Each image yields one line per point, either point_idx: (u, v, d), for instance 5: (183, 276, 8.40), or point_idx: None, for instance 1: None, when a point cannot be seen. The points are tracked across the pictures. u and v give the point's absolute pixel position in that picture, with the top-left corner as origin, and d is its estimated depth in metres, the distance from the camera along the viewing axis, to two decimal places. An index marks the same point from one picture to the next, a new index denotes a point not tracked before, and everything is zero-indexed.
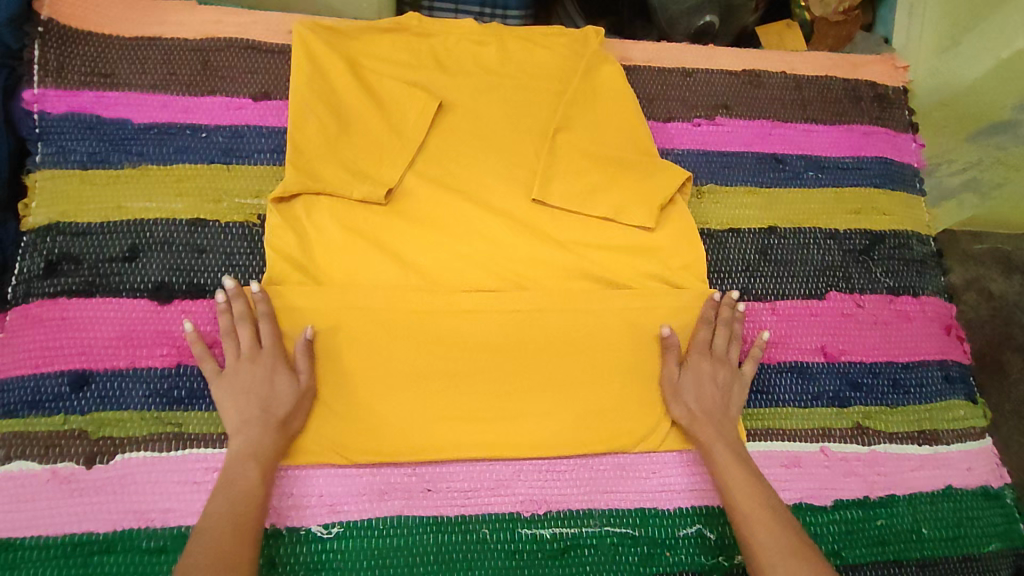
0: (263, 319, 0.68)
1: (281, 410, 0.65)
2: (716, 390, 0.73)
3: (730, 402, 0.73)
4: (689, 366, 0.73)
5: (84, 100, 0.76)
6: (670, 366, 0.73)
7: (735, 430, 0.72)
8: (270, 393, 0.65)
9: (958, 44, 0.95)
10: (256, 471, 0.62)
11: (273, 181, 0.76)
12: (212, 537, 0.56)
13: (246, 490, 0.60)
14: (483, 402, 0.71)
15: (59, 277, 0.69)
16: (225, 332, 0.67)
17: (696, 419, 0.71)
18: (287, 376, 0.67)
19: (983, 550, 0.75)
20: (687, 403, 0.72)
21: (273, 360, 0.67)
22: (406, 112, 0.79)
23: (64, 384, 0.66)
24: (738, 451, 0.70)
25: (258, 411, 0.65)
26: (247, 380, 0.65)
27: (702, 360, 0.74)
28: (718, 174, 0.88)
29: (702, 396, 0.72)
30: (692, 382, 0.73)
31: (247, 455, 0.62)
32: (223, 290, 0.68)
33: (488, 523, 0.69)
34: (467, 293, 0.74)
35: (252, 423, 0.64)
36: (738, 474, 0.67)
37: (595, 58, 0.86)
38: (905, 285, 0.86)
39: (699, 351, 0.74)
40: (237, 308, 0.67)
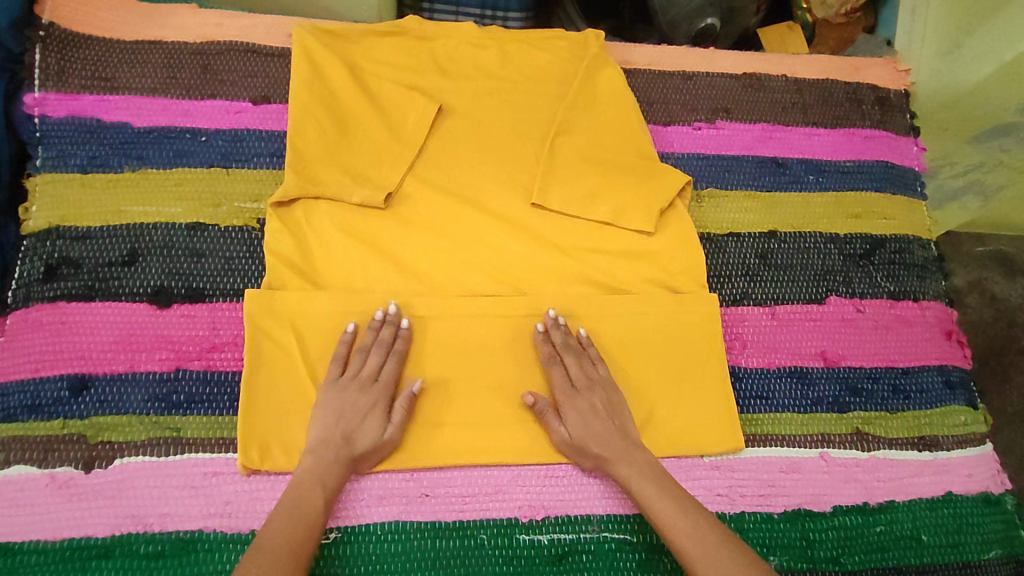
0: (392, 355, 0.69)
1: (356, 450, 0.65)
2: (606, 420, 0.68)
3: (624, 426, 0.69)
4: (568, 418, 0.69)
5: (84, 103, 0.76)
6: (556, 428, 0.69)
7: (643, 449, 0.68)
8: (358, 427, 0.65)
9: (962, 46, 0.95)
10: (321, 498, 0.61)
11: (272, 185, 0.76)
12: (270, 553, 0.55)
13: (306, 512, 0.60)
14: (481, 407, 0.71)
15: (58, 281, 0.69)
16: (362, 348, 0.68)
17: (604, 460, 0.67)
18: (379, 421, 0.66)
19: (983, 556, 0.75)
20: (591, 454, 0.68)
21: (379, 398, 0.67)
22: (406, 116, 0.79)
23: (63, 388, 0.66)
24: (654, 472, 0.66)
25: (341, 440, 0.64)
26: (348, 404, 0.66)
27: (577, 398, 0.69)
28: (718, 178, 0.87)
29: (601, 438, 0.67)
30: (582, 431, 0.68)
31: (315, 477, 0.62)
32: (384, 311, 0.70)
33: (485, 528, 0.69)
34: (465, 298, 0.74)
35: (331, 449, 0.64)
36: (665, 500, 0.63)
37: (595, 62, 0.86)
38: (906, 289, 0.86)
39: (566, 398, 0.69)
40: (384, 334, 0.69)
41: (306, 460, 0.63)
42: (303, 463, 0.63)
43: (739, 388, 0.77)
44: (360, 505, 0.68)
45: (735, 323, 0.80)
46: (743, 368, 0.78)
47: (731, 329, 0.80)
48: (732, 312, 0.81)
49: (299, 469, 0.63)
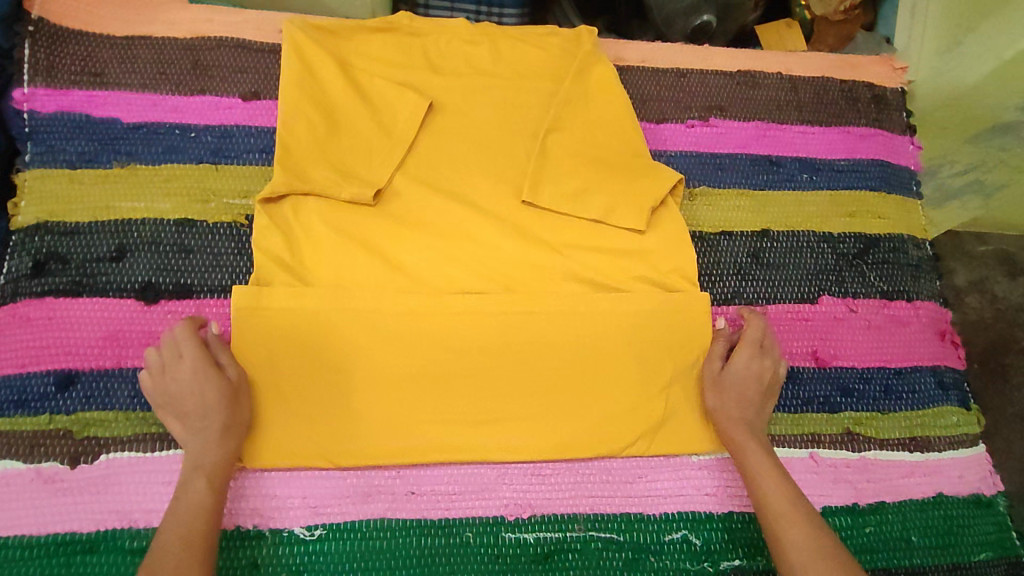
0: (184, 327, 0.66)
1: (218, 413, 0.64)
2: (754, 391, 0.73)
3: (765, 403, 0.74)
4: (736, 360, 0.73)
5: (73, 99, 0.76)
6: (718, 357, 0.74)
7: (764, 431, 0.73)
8: (198, 400, 0.64)
9: (961, 45, 0.93)
10: (206, 482, 0.61)
11: (261, 182, 0.76)
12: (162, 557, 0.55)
13: (193, 505, 0.60)
14: (470, 404, 0.71)
15: (46, 277, 0.69)
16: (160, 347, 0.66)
17: (733, 414, 0.71)
18: (213, 376, 0.65)
19: (973, 558, 0.75)
20: (728, 396, 0.72)
21: (196, 362, 0.65)
22: (396, 112, 0.79)
23: (49, 384, 0.66)
24: (768, 449, 0.70)
25: (197, 418, 0.64)
26: (178, 392, 0.64)
27: (744, 357, 0.74)
28: (711, 176, 0.87)
29: (742, 395, 0.72)
30: (735, 381, 0.73)
31: (196, 466, 0.62)
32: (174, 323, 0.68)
33: (471, 526, 0.69)
34: (455, 295, 0.73)
35: (196, 431, 0.63)
36: (772, 470, 0.67)
37: (588, 58, 0.85)
38: (900, 289, 0.85)
39: (746, 345, 0.74)
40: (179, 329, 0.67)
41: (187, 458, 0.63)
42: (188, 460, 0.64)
43: None
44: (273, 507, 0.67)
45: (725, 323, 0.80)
46: None
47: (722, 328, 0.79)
48: (723, 311, 0.80)
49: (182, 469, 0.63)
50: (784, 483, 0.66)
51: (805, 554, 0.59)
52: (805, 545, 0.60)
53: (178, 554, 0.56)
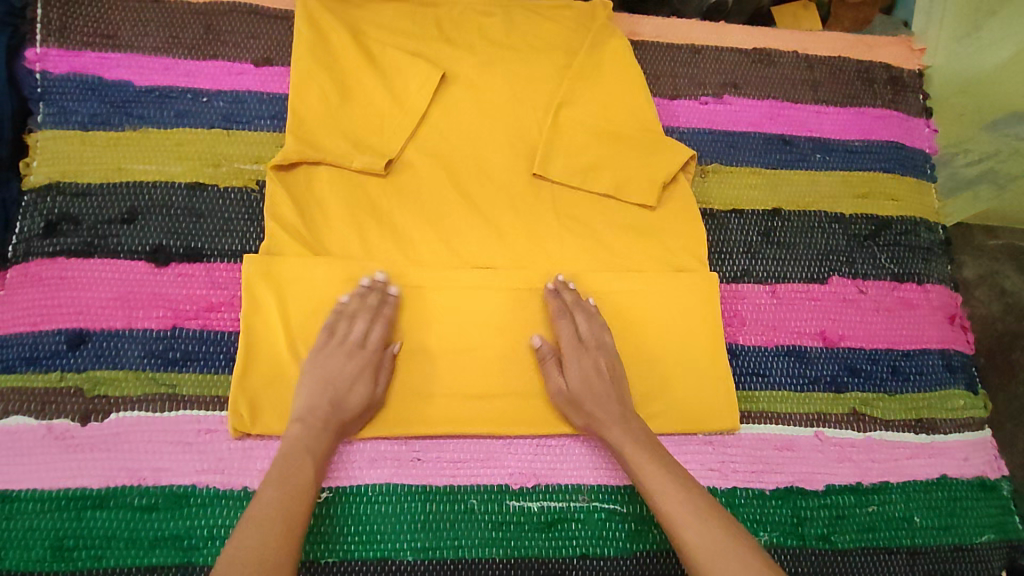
0: (380, 319, 0.68)
1: (346, 414, 0.65)
2: (604, 381, 0.68)
3: (623, 392, 0.69)
4: (568, 366, 0.69)
5: (86, 61, 0.76)
6: (555, 376, 0.69)
7: (638, 418, 0.67)
8: (348, 392, 0.65)
9: (981, 29, 0.93)
10: (312, 468, 0.60)
11: (272, 148, 0.76)
12: (258, 526, 0.54)
13: (296, 482, 0.59)
14: (477, 376, 0.70)
15: (58, 237, 0.69)
16: (338, 316, 0.67)
17: (597, 421, 0.67)
18: (369, 384, 0.66)
19: (975, 540, 0.75)
20: (589, 407, 0.67)
21: (367, 363, 0.67)
22: (408, 81, 0.78)
23: (62, 342, 0.66)
24: (647, 442, 0.65)
25: (328, 405, 0.64)
26: (335, 370, 0.65)
27: (577, 353, 0.69)
28: (724, 154, 0.86)
29: (595, 393, 0.67)
30: (581, 384, 0.68)
31: (304, 447, 0.61)
32: (369, 279, 0.69)
33: (477, 493, 0.69)
34: (463, 267, 0.73)
35: (321, 414, 0.64)
36: (655, 468, 0.62)
37: (602, 32, 0.84)
38: (910, 271, 0.85)
39: (570, 350, 0.69)
40: (372, 300, 0.68)
41: (293, 429, 0.62)
42: (290, 432, 0.63)
43: (736, 364, 0.77)
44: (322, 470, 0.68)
45: (734, 300, 0.79)
46: (741, 345, 0.78)
47: (730, 305, 0.79)
48: (731, 289, 0.80)
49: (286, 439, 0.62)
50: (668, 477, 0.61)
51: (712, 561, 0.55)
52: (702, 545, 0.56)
53: (280, 535, 0.54)
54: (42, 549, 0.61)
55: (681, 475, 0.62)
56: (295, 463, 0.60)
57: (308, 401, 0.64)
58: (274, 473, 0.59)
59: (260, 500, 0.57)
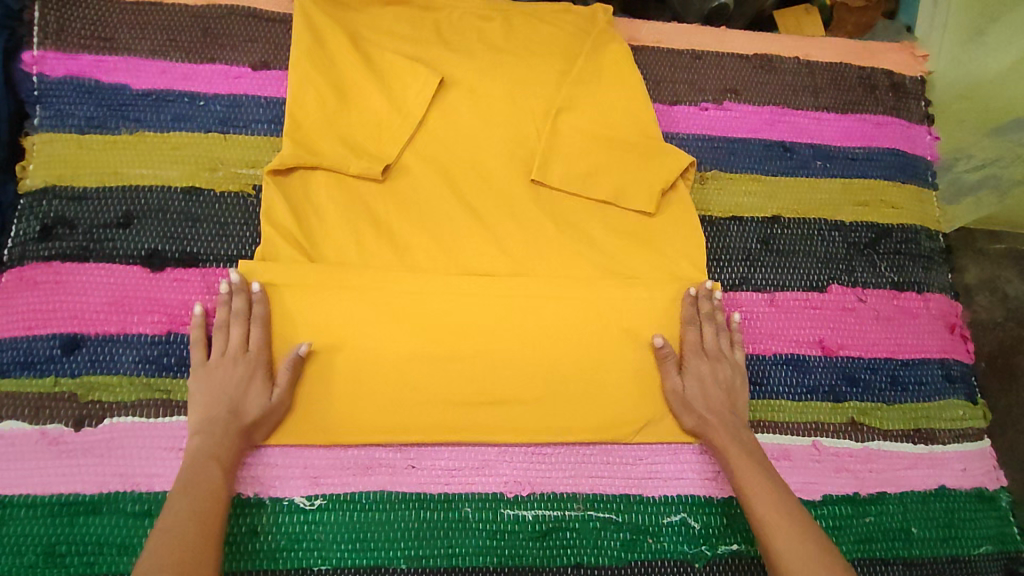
0: (255, 322, 0.67)
1: (249, 416, 0.65)
2: (719, 391, 0.72)
3: (736, 404, 0.72)
4: (689, 370, 0.72)
5: (83, 63, 0.75)
6: (672, 373, 0.71)
7: (747, 430, 0.71)
8: (242, 398, 0.65)
9: (984, 34, 0.92)
10: (219, 474, 0.61)
11: (270, 152, 0.76)
12: (168, 539, 0.55)
13: (208, 491, 0.59)
14: (474, 383, 0.70)
15: (54, 241, 0.69)
16: (220, 325, 0.67)
17: (706, 424, 0.70)
18: (263, 387, 0.66)
19: (974, 551, 0.74)
20: (698, 410, 0.71)
21: (252, 366, 0.66)
22: (407, 86, 0.78)
23: (55, 347, 0.66)
24: (753, 452, 0.68)
25: (224, 412, 0.64)
26: (223, 379, 0.65)
27: (698, 360, 0.73)
28: (723, 161, 0.86)
29: (710, 398, 0.71)
30: (696, 388, 0.71)
31: (208, 455, 0.61)
32: (227, 284, 0.67)
33: (469, 502, 0.69)
34: (460, 274, 0.73)
35: (215, 423, 0.63)
36: (758, 477, 0.65)
37: (603, 37, 0.84)
38: (910, 280, 0.84)
39: (693, 353, 0.73)
40: (238, 304, 0.67)
41: (192, 443, 0.62)
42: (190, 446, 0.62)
43: None
44: (309, 478, 0.68)
45: (732, 308, 0.79)
46: None
47: (728, 313, 0.79)
48: (730, 297, 0.79)
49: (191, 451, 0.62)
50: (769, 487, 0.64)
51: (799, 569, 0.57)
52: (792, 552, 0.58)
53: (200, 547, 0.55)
54: (34, 555, 0.61)
55: (783, 488, 0.65)
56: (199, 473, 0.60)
57: (202, 413, 0.63)
58: (178, 489, 0.59)
59: (170, 512, 0.57)
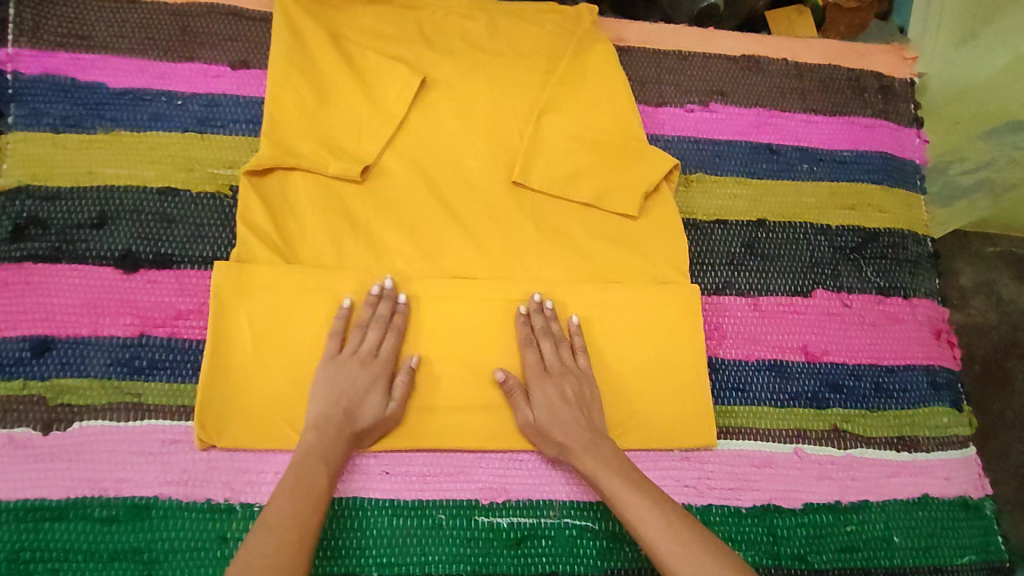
0: (392, 330, 0.68)
1: (360, 424, 0.64)
2: (572, 409, 0.67)
3: (589, 416, 0.67)
4: (535, 398, 0.67)
5: (59, 61, 0.75)
6: (522, 407, 0.68)
7: (610, 442, 0.66)
8: (360, 403, 0.65)
9: (977, 37, 0.90)
10: (324, 476, 0.60)
11: (247, 153, 0.75)
12: (276, 531, 0.54)
13: (317, 491, 0.58)
14: (451, 387, 0.69)
15: (25, 242, 0.68)
16: (360, 324, 0.68)
17: (567, 450, 0.65)
18: (382, 396, 0.66)
19: (956, 561, 0.73)
20: (555, 437, 0.65)
21: (379, 374, 0.66)
22: (387, 86, 0.77)
23: (24, 349, 0.65)
24: (620, 466, 0.63)
25: (342, 414, 0.63)
26: (348, 379, 0.65)
27: (543, 382, 0.68)
28: (709, 163, 0.85)
29: (564, 421, 0.66)
30: (547, 415, 0.66)
31: (320, 455, 0.61)
32: (379, 286, 0.69)
33: (444, 509, 0.68)
34: (438, 277, 0.72)
35: (333, 424, 0.63)
36: (632, 495, 0.60)
37: (588, 38, 0.83)
38: (896, 285, 0.83)
39: (535, 378, 0.68)
40: (383, 310, 0.68)
41: (309, 436, 0.62)
42: (305, 440, 0.62)
43: (715, 378, 0.76)
44: None
45: (714, 313, 0.78)
46: (721, 359, 0.76)
47: (710, 318, 0.78)
48: (713, 301, 0.78)
49: (300, 447, 0.62)
50: (645, 499, 0.59)
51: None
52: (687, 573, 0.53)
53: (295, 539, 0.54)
54: None
55: (661, 499, 0.60)
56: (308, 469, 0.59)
57: (320, 410, 0.63)
58: (288, 479, 0.58)
59: (275, 506, 0.56)
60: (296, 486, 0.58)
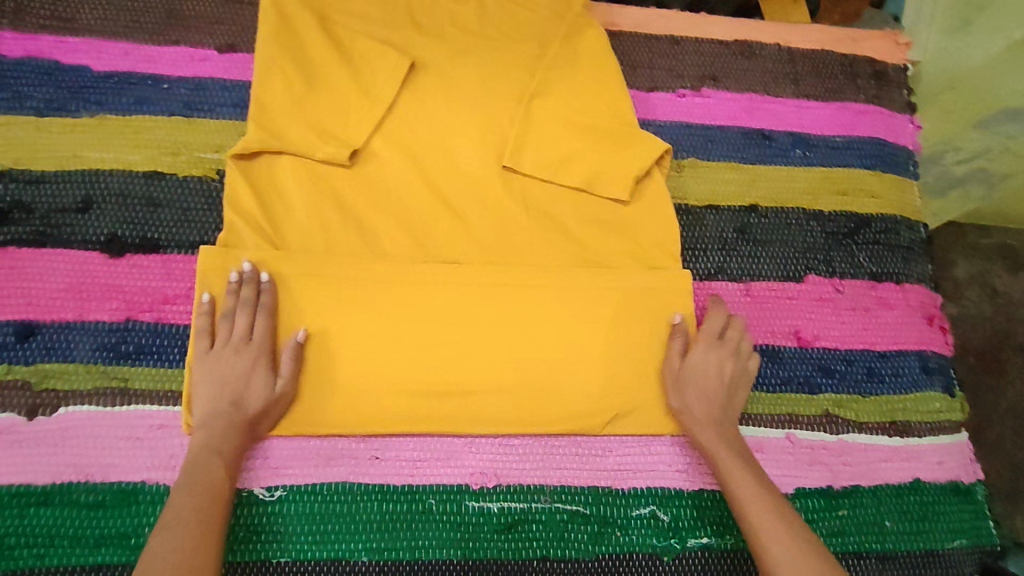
0: (261, 310, 0.66)
1: (250, 409, 0.64)
2: (718, 384, 0.71)
3: (730, 398, 0.71)
4: (695, 356, 0.71)
5: (42, 44, 0.74)
6: (675, 352, 0.71)
7: (733, 429, 0.70)
8: (244, 389, 0.64)
9: (971, 24, 0.91)
10: (221, 466, 0.60)
11: (234, 137, 0.74)
12: (175, 531, 0.54)
13: (208, 485, 0.58)
14: (441, 373, 0.68)
15: (9, 226, 0.67)
16: (226, 313, 0.66)
17: (699, 415, 0.69)
18: (265, 377, 0.65)
19: (947, 545, 0.73)
20: (695, 399, 0.69)
21: (255, 357, 0.65)
22: (376, 70, 0.76)
23: (9, 333, 0.64)
24: (742, 452, 0.67)
25: (227, 405, 0.63)
26: (225, 369, 0.64)
27: (705, 348, 0.72)
28: (700, 149, 0.84)
29: (704, 390, 0.70)
30: (698, 376, 0.70)
31: (212, 449, 0.61)
32: (238, 272, 0.66)
33: (434, 494, 0.68)
34: (428, 263, 0.71)
35: (217, 415, 0.62)
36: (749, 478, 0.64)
37: (578, 22, 0.83)
38: (888, 271, 0.83)
39: (702, 341, 0.72)
40: (246, 293, 0.66)
41: (197, 435, 0.62)
42: (195, 438, 0.62)
43: None
44: (270, 469, 0.66)
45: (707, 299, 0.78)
46: None
47: (703, 304, 0.77)
48: (705, 287, 0.78)
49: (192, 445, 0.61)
50: (758, 483, 0.64)
51: (789, 565, 0.56)
52: (781, 557, 0.57)
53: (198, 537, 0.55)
54: None
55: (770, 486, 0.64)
56: (199, 465, 0.59)
57: (205, 406, 0.63)
58: (180, 481, 0.58)
59: (174, 505, 0.57)
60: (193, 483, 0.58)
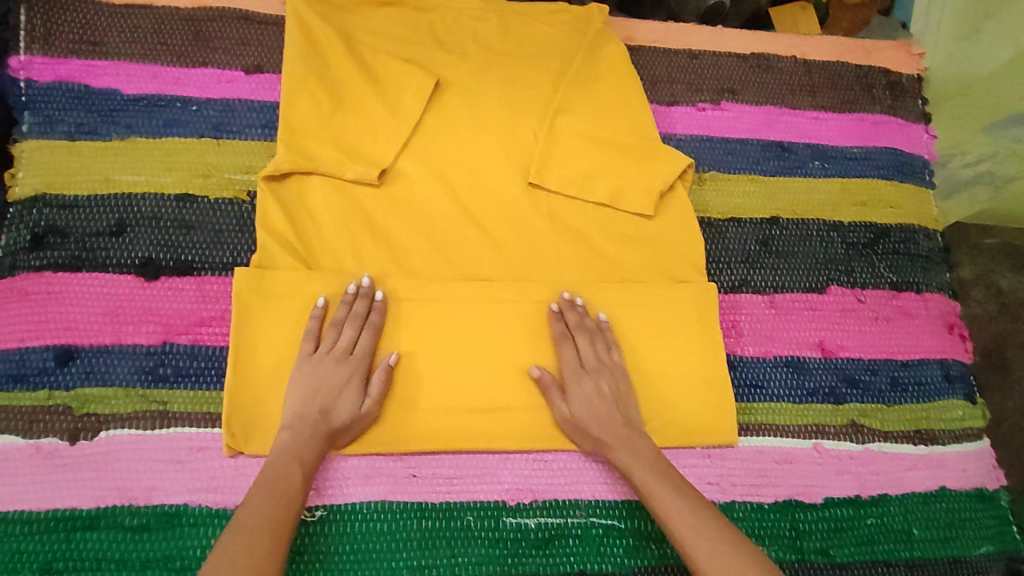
0: (368, 328, 0.68)
1: (335, 423, 0.64)
2: (610, 406, 0.67)
3: (628, 413, 0.68)
4: (574, 394, 0.68)
5: (72, 68, 0.74)
6: (557, 403, 0.68)
7: (648, 439, 0.67)
8: (335, 402, 0.64)
9: (980, 30, 0.90)
10: (300, 474, 0.60)
11: (263, 158, 0.75)
12: (248, 532, 0.54)
13: (282, 491, 0.59)
14: (474, 390, 0.69)
15: (45, 250, 0.68)
16: (336, 323, 0.67)
17: (606, 446, 0.66)
18: (356, 394, 0.65)
19: (973, 551, 0.74)
20: (597, 435, 0.67)
21: (355, 372, 0.66)
22: (401, 88, 0.77)
23: (48, 358, 0.65)
24: (659, 467, 0.64)
25: (316, 414, 0.63)
26: (324, 378, 0.65)
27: (583, 378, 0.68)
28: (722, 162, 0.85)
29: (602, 420, 0.67)
30: (587, 411, 0.67)
31: (293, 455, 0.61)
32: (355, 285, 0.68)
33: (472, 510, 0.69)
34: (458, 280, 0.72)
35: (308, 423, 0.63)
36: (670, 502, 0.61)
37: (598, 38, 0.84)
38: (908, 280, 0.84)
39: (571, 375, 0.68)
40: (358, 308, 0.68)
41: (282, 436, 0.62)
42: (279, 439, 0.62)
43: (733, 376, 0.76)
44: (311, 488, 0.67)
45: (732, 311, 0.78)
46: (739, 356, 0.77)
47: (728, 316, 0.78)
48: (730, 299, 0.79)
49: (277, 444, 0.62)
50: (678, 506, 0.61)
51: None
52: None
53: None
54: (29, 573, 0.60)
55: (694, 497, 0.62)
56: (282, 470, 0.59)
57: (296, 411, 0.63)
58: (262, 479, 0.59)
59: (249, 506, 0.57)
60: (272, 484, 0.59)
